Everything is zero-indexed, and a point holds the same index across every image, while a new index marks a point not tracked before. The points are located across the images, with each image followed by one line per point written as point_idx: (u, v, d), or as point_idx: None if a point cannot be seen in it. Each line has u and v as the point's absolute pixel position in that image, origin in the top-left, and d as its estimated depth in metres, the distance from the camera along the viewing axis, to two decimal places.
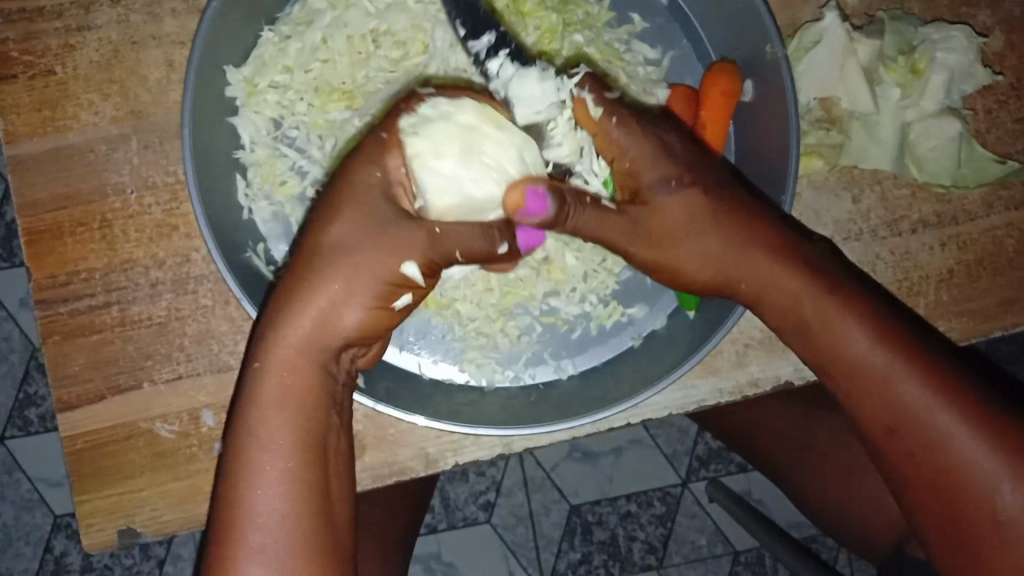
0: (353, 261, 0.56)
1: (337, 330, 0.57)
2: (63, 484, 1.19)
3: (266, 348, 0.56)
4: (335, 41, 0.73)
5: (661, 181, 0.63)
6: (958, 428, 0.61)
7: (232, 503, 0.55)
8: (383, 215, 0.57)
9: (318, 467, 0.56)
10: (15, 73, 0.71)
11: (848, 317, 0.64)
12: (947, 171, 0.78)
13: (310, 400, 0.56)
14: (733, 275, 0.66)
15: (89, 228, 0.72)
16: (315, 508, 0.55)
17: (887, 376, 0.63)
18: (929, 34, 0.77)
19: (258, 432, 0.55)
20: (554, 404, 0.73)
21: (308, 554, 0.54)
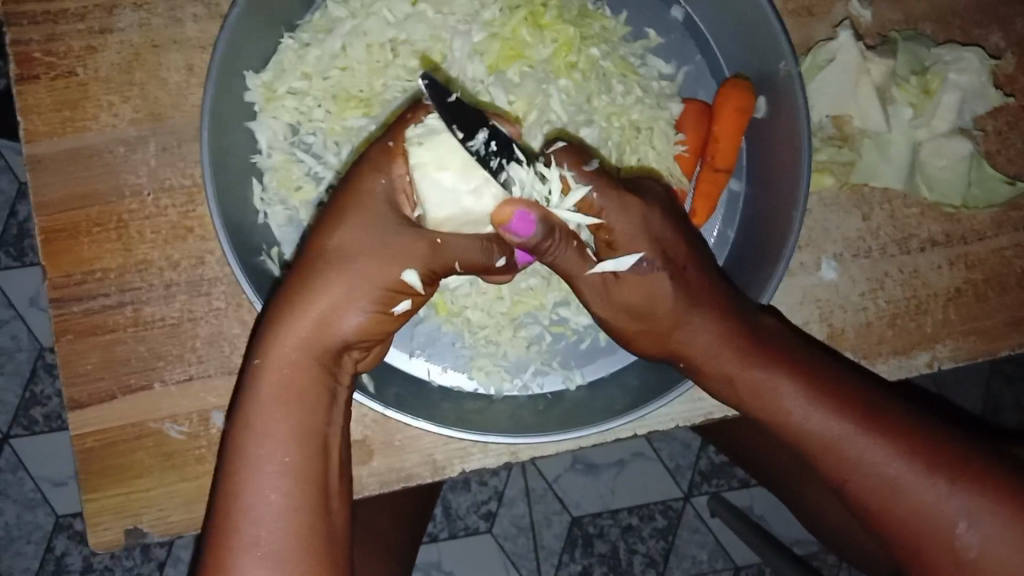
0: (354, 264, 0.56)
1: (338, 330, 0.57)
2: (66, 484, 1.19)
3: (268, 343, 0.56)
4: (354, 49, 0.74)
5: (633, 258, 0.62)
6: (912, 479, 0.62)
7: (228, 499, 0.55)
8: (387, 221, 0.58)
9: (317, 463, 0.56)
10: (37, 73, 0.72)
11: (782, 385, 0.65)
12: (957, 191, 0.79)
13: (312, 395, 0.56)
14: (679, 351, 0.67)
15: (106, 228, 0.72)
16: (312, 509, 0.55)
17: (829, 441, 0.64)
18: (942, 55, 0.78)
19: (259, 426, 0.55)
20: (561, 415, 0.73)
21: (304, 550, 0.54)
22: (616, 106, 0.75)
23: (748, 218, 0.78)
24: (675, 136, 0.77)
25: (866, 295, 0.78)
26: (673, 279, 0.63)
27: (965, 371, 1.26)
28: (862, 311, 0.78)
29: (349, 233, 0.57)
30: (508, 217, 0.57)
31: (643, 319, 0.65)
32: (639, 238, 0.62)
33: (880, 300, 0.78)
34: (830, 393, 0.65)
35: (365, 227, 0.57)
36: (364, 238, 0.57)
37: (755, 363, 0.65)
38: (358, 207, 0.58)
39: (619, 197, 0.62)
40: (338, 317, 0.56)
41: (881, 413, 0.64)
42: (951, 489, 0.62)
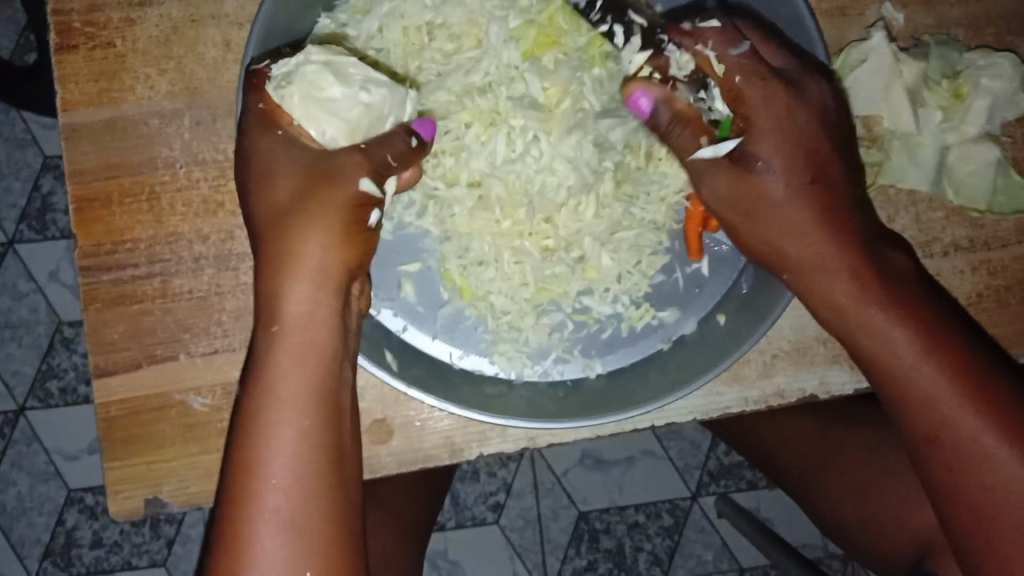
0: (320, 204, 0.60)
1: (327, 273, 0.60)
2: (79, 458, 1.20)
3: (278, 309, 0.59)
4: (390, 32, 0.74)
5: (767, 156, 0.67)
6: (999, 452, 0.61)
7: (245, 470, 0.55)
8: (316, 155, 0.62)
9: (332, 428, 0.57)
10: (76, 43, 0.73)
11: (896, 327, 0.64)
12: (983, 196, 0.79)
13: (325, 356, 0.58)
14: (786, 264, 0.69)
15: (138, 200, 0.73)
16: (328, 459, 0.56)
17: (930, 394, 0.63)
18: (974, 60, 0.78)
19: (275, 394, 0.56)
20: (579, 402, 0.74)
21: (325, 514, 0.55)
22: None
23: None
24: None
25: None
26: (790, 188, 0.67)
27: None
28: None
29: (298, 187, 0.61)
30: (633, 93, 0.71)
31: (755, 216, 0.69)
32: (768, 138, 0.67)
33: None
34: (949, 349, 0.63)
35: (303, 160, 0.62)
36: (314, 192, 0.61)
37: (866, 294, 0.65)
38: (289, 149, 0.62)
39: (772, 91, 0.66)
40: (320, 259, 0.60)
41: (987, 380, 0.63)
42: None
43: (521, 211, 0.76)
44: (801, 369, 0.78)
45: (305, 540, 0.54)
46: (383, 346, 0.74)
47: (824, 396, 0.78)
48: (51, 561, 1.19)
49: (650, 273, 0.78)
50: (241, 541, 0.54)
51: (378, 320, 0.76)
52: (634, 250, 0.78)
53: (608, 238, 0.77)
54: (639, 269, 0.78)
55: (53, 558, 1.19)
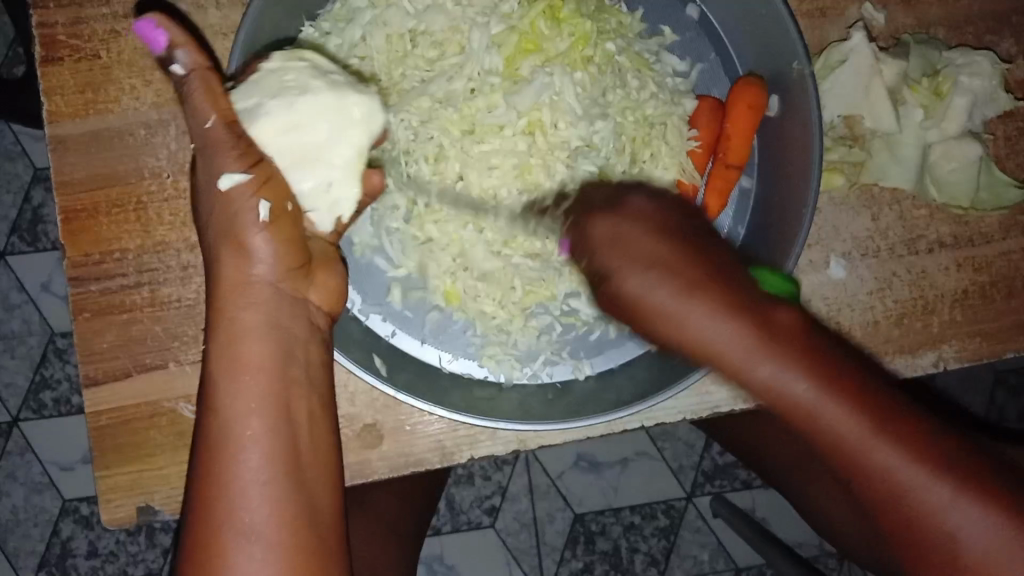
0: (229, 222, 0.57)
1: (251, 279, 0.56)
2: (73, 468, 1.20)
3: (218, 325, 0.56)
4: (374, 39, 0.75)
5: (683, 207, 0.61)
6: (982, 449, 0.61)
7: (209, 484, 0.53)
8: (219, 159, 0.57)
9: (289, 441, 0.55)
10: (61, 56, 0.73)
11: (860, 356, 0.55)
12: (966, 193, 0.79)
13: (269, 363, 0.56)
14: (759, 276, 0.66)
15: (125, 209, 0.73)
16: (285, 464, 0.54)
17: (914, 397, 0.62)
18: (953, 58, 0.79)
19: (226, 411, 0.54)
20: (569, 404, 0.74)
21: (293, 527, 0.54)
22: (630, 101, 0.77)
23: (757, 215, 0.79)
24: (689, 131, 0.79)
25: (872, 294, 0.79)
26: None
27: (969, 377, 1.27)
28: (869, 310, 0.79)
29: (214, 200, 0.57)
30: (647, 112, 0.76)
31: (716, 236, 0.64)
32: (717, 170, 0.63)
33: (887, 300, 0.79)
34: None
35: (210, 169, 0.57)
36: (223, 202, 0.57)
37: (756, 343, 0.51)
38: (202, 169, 0.58)
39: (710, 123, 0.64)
40: (250, 268, 0.56)
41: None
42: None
43: (505, 216, 0.77)
44: None
45: (275, 556, 0.53)
46: (372, 351, 0.74)
47: None
48: (47, 572, 1.19)
49: None
50: (212, 554, 0.52)
51: (367, 326, 0.76)
52: None
53: None
54: None
55: (49, 569, 1.19)
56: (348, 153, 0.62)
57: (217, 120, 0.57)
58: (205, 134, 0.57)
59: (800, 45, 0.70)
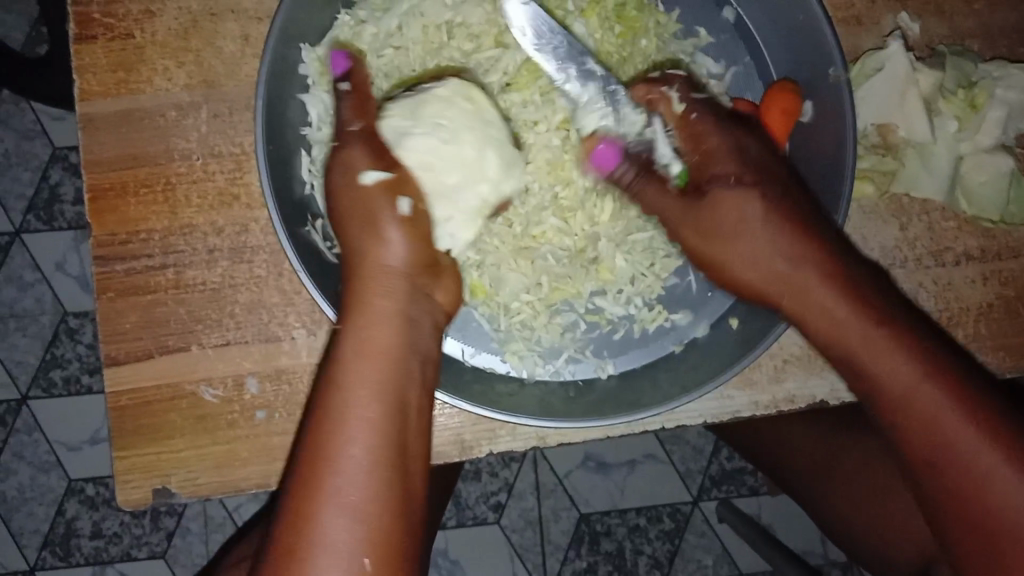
0: (371, 212, 0.62)
1: (386, 264, 0.62)
2: (81, 449, 1.20)
3: (354, 306, 0.60)
4: (409, 29, 0.75)
5: (721, 175, 0.68)
6: (1010, 478, 0.58)
7: (316, 449, 0.54)
8: (366, 160, 0.64)
9: (395, 416, 0.56)
10: (95, 34, 0.73)
11: (891, 349, 0.62)
12: (996, 206, 0.79)
13: (394, 346, 0.58)
14: (776, 287, 0.67)
15: (153, 190, 0.73)
16: (392, 438, 0.56)
17: (932, 417, 0.60)
18: (990, 71, 0.79)
19: (340, 379, 0.57)
20: (590, 403, 0.74)
21: (384, 494, 0.54)
22: None
23: None
24: None
25: None
26: (762, 203, 0.67)
27: None
28: None
29: (355, 194, 0.63)
30: (598, 148, 0.73)
31: (736, 238, 0.67)
32: (721, 160, 0.68)
33: None
34: (944, 371, 0.61)
35: (352, 165, 0.63)
36: (368, 195, 0.63)
37: (821, 269, 0.65)
38: (340, 169, 0.64)
39: (715, 123, 0.69)
40: (386, 256, 0.62)
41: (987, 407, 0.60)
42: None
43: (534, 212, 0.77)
44: (810, 374, 0.78)
45: (363, 521, 0.53)
46: None
47: (835, 403, 0.78)
48: (50, 552, 1.19)
49: (663, 275, 0.79)
50: (305, 513, 0.53)
51: None
52: (648, 251, 0.78)
53: (623, 240, 0.78)
54: (653, 271, 0.79)
55: (52, 549, 1.19)
56: (474, 200, 0.69)
57: (361, 126, 0.65)
58: (345, 136, 0.65)
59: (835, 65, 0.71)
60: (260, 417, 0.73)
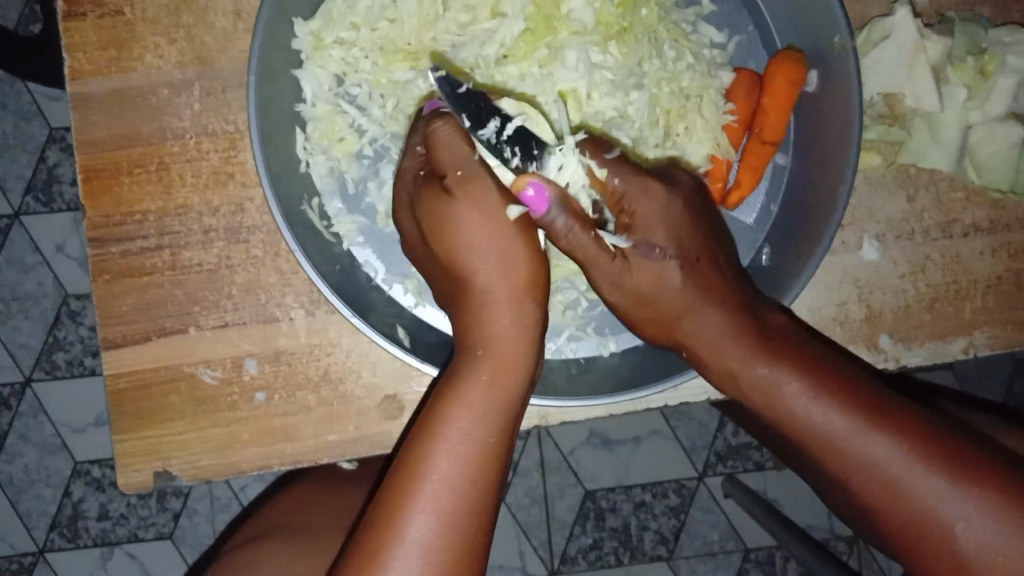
0: (505, 227, 0.59)
1: (520, 279, 0.58)
2: (86, 431, 1.20)
3: (472, 325, 0.57)
4: (404, 1, 0.73)
5: (645, 243, 0.63)
6: (916, 478, 0.57)
7: (416, 462, 0.53)
8: (502, 194, 0.59)
9: (506, 445, 0.55)
10: (84, 10, 0.71)
11: (783, 376, 0.61)
12: (1006, 177, 0.77)
13: (515, 373, 0.56)
14: (685, 339, 0.65)
15: (147, 170, 0.72)
16: (496, 465, 0.54)
17: (831, 434, 0.60)
18: (1001, 36, 0.77)
19: (468, 401, 0.54)
20: (594, 380, 0.73)
21: (480, 519, 0.53)
22: (666, 71, 0.75)
23: (792, 192, 0.77)
24: (724, 105, 0.76)
25: (905, 278, 0.78)
26: (670, 263, 0.63)
27: (988, 364, 1.26)
28: (901, 293, 0.77)
29: (492, 219, 0.59)
30: (525, 188, 0.59)
31: (653, 305, 0.65)
32: (652, 227, 0.63)
33: (919, 284, 0.78)
34: (838, 388, 0.61)
35: (486, 193, 0.59)
36: (510, 222, 0.59)
37: (757, 366, 0.62)
38: (473, 196, 0.59)
39: (640, 184, 0.64)
40: (520, 276, 0.58)
41: (887, 410, 0.60)
42: (950, 486, 0.57)
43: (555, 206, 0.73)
44: None
45: (452, 538, 0.51)
46: (395, 322, 0.73)
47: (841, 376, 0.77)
48: (58, 534, 1.19)
49: None
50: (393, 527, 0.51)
51: (389, 297, 0.75)
52: None
53: None
54: None
55: (60, 531, 1.19)
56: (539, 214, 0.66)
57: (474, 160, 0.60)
58: (472, 165, 0.60)
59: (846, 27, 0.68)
60: (260, 398, 0.72)
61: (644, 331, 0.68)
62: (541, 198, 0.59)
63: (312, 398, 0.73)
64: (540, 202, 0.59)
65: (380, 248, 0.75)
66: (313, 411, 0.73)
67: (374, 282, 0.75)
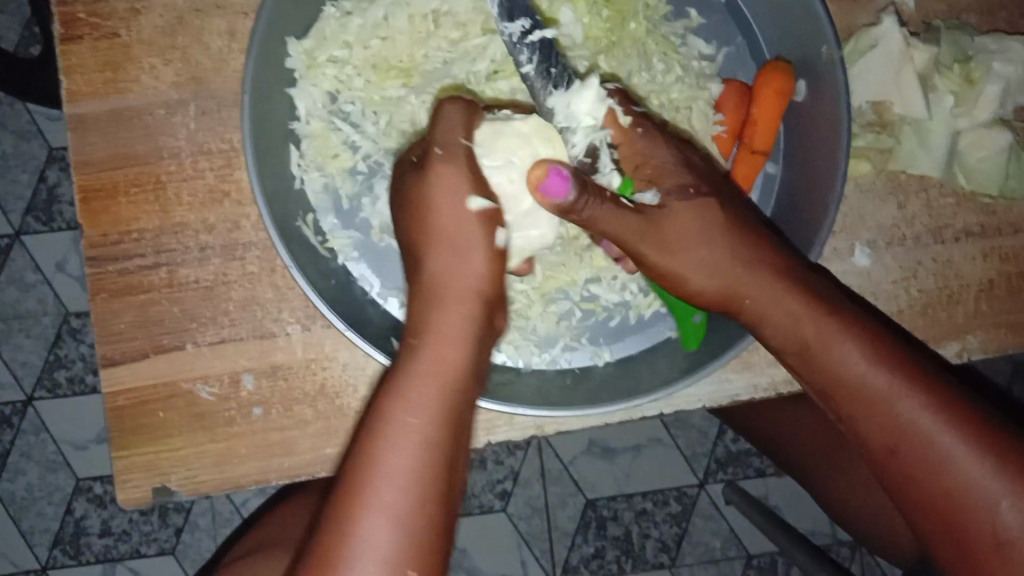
0: (460, 222, 0.60)
1: (467, 280, 0.59)
2: (88, 448, 1.21)
3: (418, 322, 0.58)
4: (396, 19, 0.74)
5: (679, 188, 0.62)
6: (958, 449, 0.59)
7: (365, 458, 0.53)
8: (470, 184, 0.60)
9: (455, 444, 0.55)
10: (80, 33, 0.72)
11: (849, 338, 0.61)
12: (995, 182, 0.78)
13: (455, 371, 0.56)
14: (736, 293, 0.63)
15: (144, 189, 0.73)
16: (443, 466, 0.53)
17: (889, 397, 0.60)
18: (986, 44, 0.78)
19: (409, 398, 0.54)
20: (589, 390, 0.74)
21: (432, 519, 0.52)
22: (655, 84, 0.76)
23: (783, 201, 0.78)
24: (713, 115, 0.77)
25: (898, 282, 0.78)
26: (723, 214, 0.63)
27: (987, 367, 1.26)
28: (894, 298, 0.78)
29: (455, 211, 0.60)
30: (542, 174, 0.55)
31: (694, 251, 0.62)
32: (679, 172, 0.63)
33: (911, 289, 0.78)
34: (891, 354, 0.62)
35: (457, 182, 0.60)
36: (468, 219, 0.60)
37: (822, 326, 0.62)
38: (442, 180, 0.60)
39: (659, 136, 0.65)
40: (467, 278, 0.59)
41: (935, 383, 0.61)
42: (990, 463, 0.59)
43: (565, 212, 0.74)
44: None
45: (403, 535, 0.51)
46: (390, 334, 0.74)
47: None
48: (61, 551, 1.20)
49: None
50: (345, 524, 0.51)
51: (385, 310, 0.75)
52: None
53: None
54: None
55: (63, 547, 1.20)
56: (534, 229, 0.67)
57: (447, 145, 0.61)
58: (453, 149, 0.61)
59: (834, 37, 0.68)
60: (258, 413, 0.73)
61: (675, 291, 0.65)
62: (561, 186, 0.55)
63: (309, 412, 0.73)
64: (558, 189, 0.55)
65: (375, 262, 0.76)
66: (311, 425, 0.73)
67: (369, 297, 0.76)
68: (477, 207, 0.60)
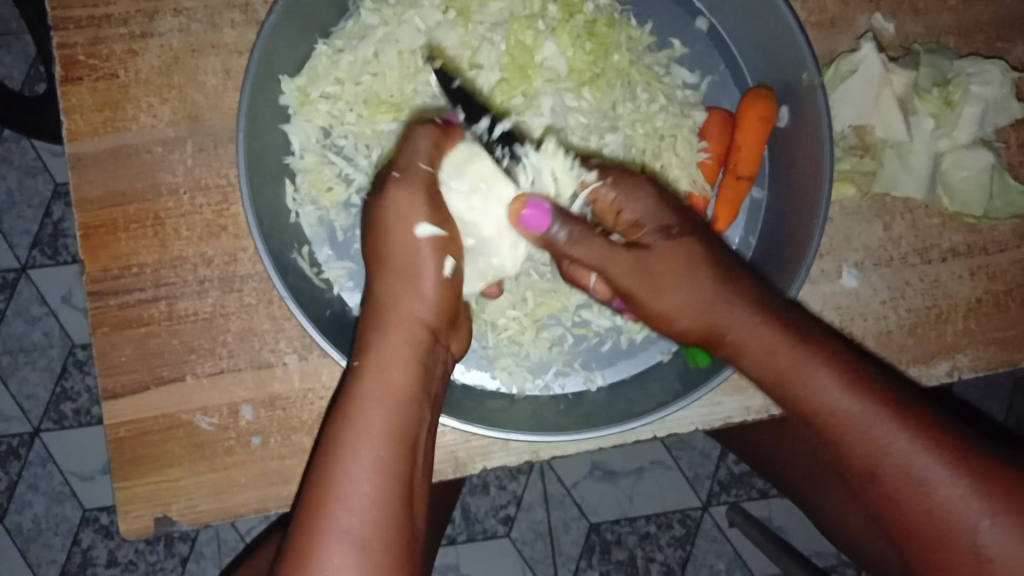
0: (410, 248, 0.61)
1: (415, 307, 0.60)
2: (94, 478, 1.22)
3: (365, 350, 0.59)
4: (386, 56, 0.76)
5: (661, 228, 0.64)
6: (939, 472, 0.59)
7: (324, 482, 0.54)
8: (426, 211, 0.62)
9: (409, 465, 0.56)
10: (80, 75, 0.74)
11: (820, 365, 0.61)
12: (979, 202, 0.79)
13: (407, 393, 0.57)
14: (711, 325, 0.63)
15: (143, 225, 0.75)
16: (398, 486, 0.54)
17: (863, 421, 0.60)
18: (964, 67, 0.79)
19: (357, 421, 0.56)
20: (582, 415, 0.75)
21: (389, 542, 0.53)
22: (640, 113, 0.78)
23: (771, 224, 0.79)
24: (698, 142, 0.79)
25: (886, 303, 0.79)
26: (688, 246, 0.63)
27: (987, 383, 1.26)
28: (882, 319, 0.79)
29: (404, 236, 0.61)
30: (522, 210, 0.63)
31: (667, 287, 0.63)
32: (656, 215, 0.64)
33: (900, 309, 0.79)
34: (868, 383, 0.61)
35: (409, 209, 0.61)
36: (419, 245, 0.61)
37: (794, 354, 0.62)
38: (398, 206, 0.61)
39: (635, 184, 0.66)
40: (415, 303, 0.60)
41: (909, 406, 0.61)
42: (970, 484, 0.59)
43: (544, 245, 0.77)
44: None
45: (368, 560, 0.52)
46: None
47: None
48: None
49: None
50: (311, 550, 0.52)
51: None
52: None
53: None
54: None
55: None
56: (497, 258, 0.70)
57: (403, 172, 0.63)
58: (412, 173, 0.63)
59: (812, 60, 0.70)
60: (256, 442, 0.74)
61: (655, 324, 0.66)
62: (539, 214, 0.62)
63: (307, 441, 0.75)
64: (537, 219, 0.62)
65: None
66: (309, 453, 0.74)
67: None
68: (424, 233, 0.61)
